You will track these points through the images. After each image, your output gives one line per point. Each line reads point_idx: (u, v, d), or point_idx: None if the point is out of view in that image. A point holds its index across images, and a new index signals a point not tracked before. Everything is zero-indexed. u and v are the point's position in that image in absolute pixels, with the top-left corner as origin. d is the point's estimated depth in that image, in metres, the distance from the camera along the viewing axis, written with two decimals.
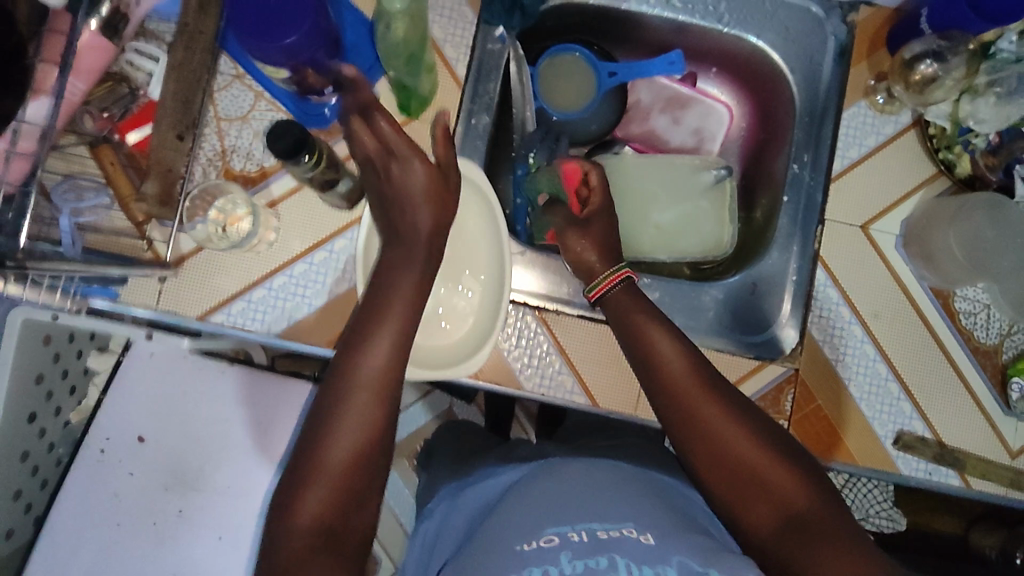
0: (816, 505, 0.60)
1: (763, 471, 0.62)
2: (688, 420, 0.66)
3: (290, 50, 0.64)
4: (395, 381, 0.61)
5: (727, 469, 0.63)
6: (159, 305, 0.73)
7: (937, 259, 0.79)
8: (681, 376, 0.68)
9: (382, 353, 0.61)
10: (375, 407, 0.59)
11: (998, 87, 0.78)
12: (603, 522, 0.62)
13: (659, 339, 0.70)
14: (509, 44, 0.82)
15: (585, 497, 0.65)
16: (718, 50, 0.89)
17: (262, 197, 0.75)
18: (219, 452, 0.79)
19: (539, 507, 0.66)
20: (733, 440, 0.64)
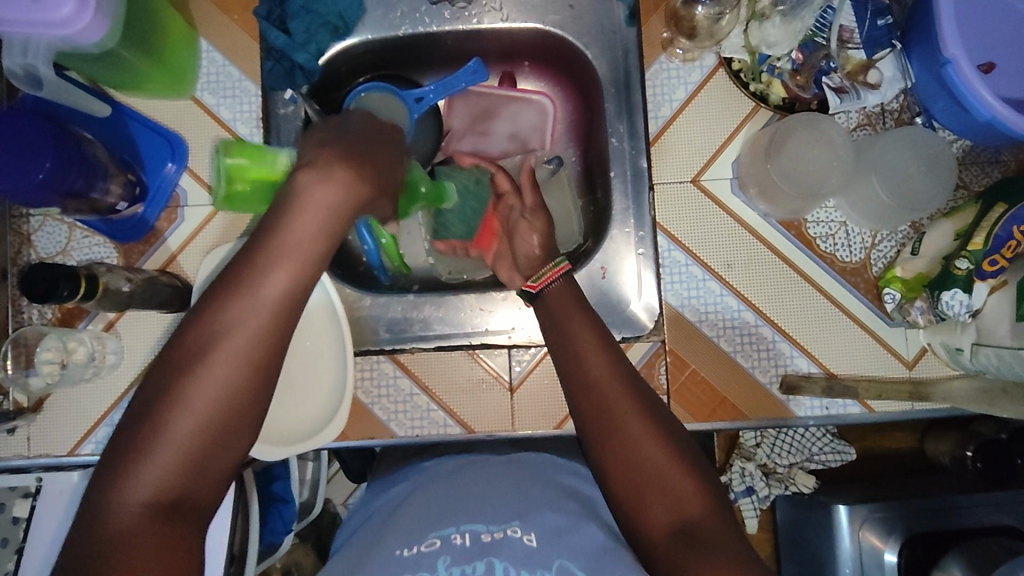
0: (709, 517, 0.57)
1: (667, 478, 0.59)
2: (603, 410, 0.63)
3: (48, 184, 0.64)
4: (249, 406, 0.52)
5: (629, 470, 0.60)
6: (32, 450, 0.77)
7: (772, 195, 0.76)
8: (606, 368, 0.65)
9: (228, 366, 0.51)
10: (222, 414, 0.51)
11: (781, 5, 0.73)
12: (488, 524, 0.59)
13: (583, 336, 0.66)
14: (301, 103, 0.82)
15: (473, 505, 0.63)
16: (519, 45, 0.88)
17: (97, 321, 0.77)
18: None
19: (426, 513, 0.63)
20: (643, 444, 0.61)
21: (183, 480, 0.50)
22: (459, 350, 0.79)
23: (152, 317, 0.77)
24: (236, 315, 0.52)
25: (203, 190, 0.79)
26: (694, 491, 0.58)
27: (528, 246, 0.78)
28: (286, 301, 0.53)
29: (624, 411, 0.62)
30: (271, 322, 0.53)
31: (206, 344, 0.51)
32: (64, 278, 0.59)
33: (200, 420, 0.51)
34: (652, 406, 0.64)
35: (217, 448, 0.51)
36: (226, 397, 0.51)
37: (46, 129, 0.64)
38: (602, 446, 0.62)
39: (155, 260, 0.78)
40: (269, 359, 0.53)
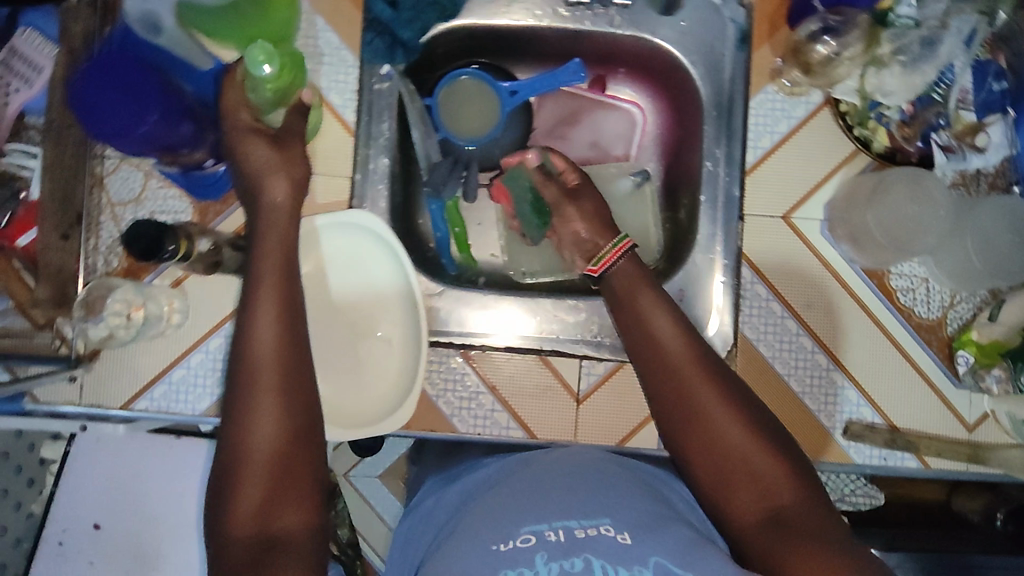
0: (800, 502, 0.58)
1: (755, 469, 0.60)
2: (682, 398, 0.63)
3: (148, 137, 0.62)
4: (295, 354, 0.59)
5: (716, 464, 0.61)
6: (83, 399, 0.75)
7: (863, 243, 0.76)
8: (679, 354, 0.65)
9: (270, 332, 0.59)
10: (282, 376, 0.58)
11: (902, 56, 0.73)
12: (580, 519, 0.56)
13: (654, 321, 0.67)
14: (397, 81, 0.80)
15: (559, 492, 0.60)
16: (621, 51, 0.86)
17: (165, 277, 0.75)
18: (175, 527, 0.85)
19: (513, 495, 0.61)
20: (728, 432, 0.61)
21: (286, 444, 0.56)
22: (529, 352, 0.79)
23: (224, 281, 0.75)
24: (262, 340, 0.58)
25: None
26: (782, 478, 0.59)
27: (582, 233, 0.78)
28: (290, 308, 0.60)
29: (706, 404, 0.62)
30: (289, 318, 0.60)
31: (248, 375, 0.58)
32: (170, 237, 0.56)
33: (267, 435, 0.56)
34: (730, 392, 0.63)
35: (298, 407, 0.58)
36: (278, 364, 0.58)
37: (151, 76, 0.61)
38: (688, 443, 0.63)
39: (231, 222, 0.76)
40: (297, 356, 0.59)
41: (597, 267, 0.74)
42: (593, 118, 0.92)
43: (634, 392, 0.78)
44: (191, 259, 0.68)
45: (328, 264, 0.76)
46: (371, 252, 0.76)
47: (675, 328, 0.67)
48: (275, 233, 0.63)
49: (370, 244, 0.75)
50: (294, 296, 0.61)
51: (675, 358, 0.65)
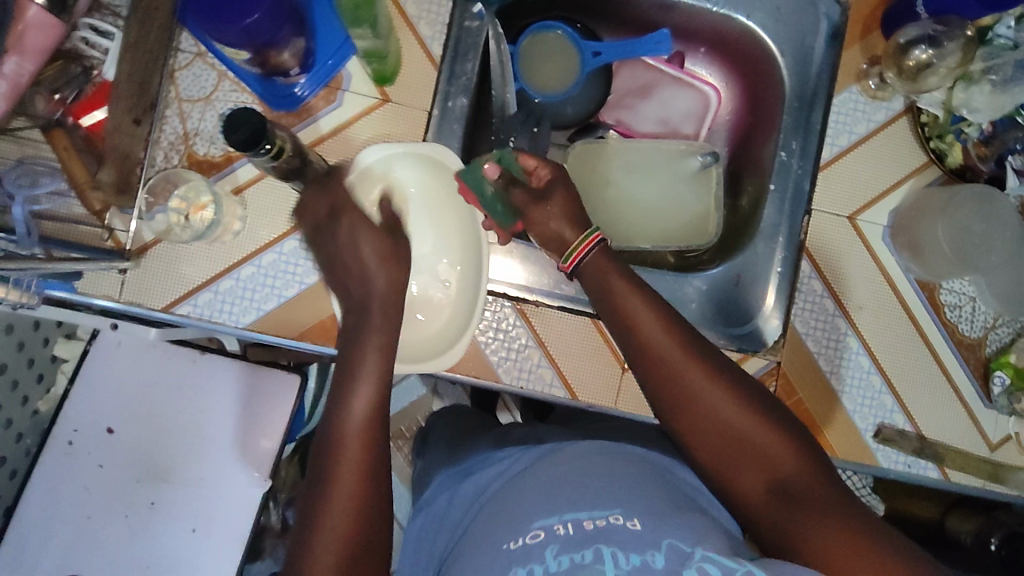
0: (800, 468, 0.57)
1: (749, 438, 0.59)
2: (671, 390, 0.62)
3: (251, 30, 0.59)
4: (380, 426, 0.59)
5: (710, 441, 0.60)
6: (123, 295, 0.71)
7: (924, 254, 0.77)
8: (659, 344, 0.63)
9: (360, 406, 0.58)
10: (365, 461, 0.56)
11: (994, 75, 0.75)
12: (590, 511, 0.56)
13: (633, 309, 0.64)
14: (487, 21, 0.78)
15: (569, 489, 0.59)
16: (707, 29, 0.85)
17: (227, 183, 0.72)
18: (190, 445, 0.81)
19: (533, 492, 0.61)
20: (719, 411, 0.60)
21: (363, 519, 0.55)
22: (583, 315, 0.77)
23: (287, 194, 0.73)
24: (353, 412, 0.58)
25: (371, 80, 0.75)
26: (776, 444, 0.58)
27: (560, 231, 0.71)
28: (383, 381, 0.60)
29: (689, 384, 0.61)
30: (382, 403, 0.59)
31: (334, 448, 0.57)
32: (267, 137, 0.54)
33: (348, 503, 0.55)
34: (715, 373, 0.62)
35: (378, 482, 0.57)
36: (360, 447, 0.57)
37: None
38: (681, 426, 0.62)
39: (303, 137, 0.74)
40: (383, 441, 0.58)
41: (567, 264, 0.69)
42: (662, 96, 0.91)
43: None
44: (274, 167, 0.64)
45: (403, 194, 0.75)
46: (440, 196, 0.76)
47: (648, 310, 0.64)
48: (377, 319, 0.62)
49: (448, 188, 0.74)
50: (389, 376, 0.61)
51: (654, 341, 0.63)
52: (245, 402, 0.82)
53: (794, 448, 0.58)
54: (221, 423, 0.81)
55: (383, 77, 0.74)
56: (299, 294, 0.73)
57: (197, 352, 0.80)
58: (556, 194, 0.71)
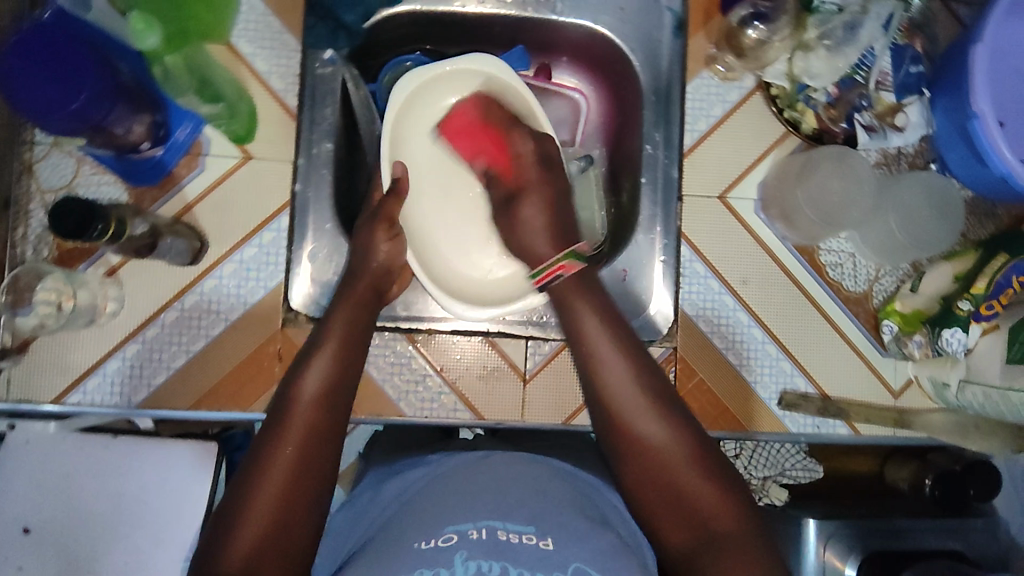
0: (734, 528, 0.56)
1: (689, 491, 0.57)
2: (626, 430, 0.61)
3: (81, 113, 0.60)
4: (338, 400, 0.60)
5: (653, 485, 0.59)
6: (11, 394, 0.73)
7: (793, 220, 0.79)
8: (620, 385, 0.62)
9: (317, 376, 0.61)
10: (305, 441, 0.57)
11: (828, 40, 0.76)
12: (505, 521, 0.54)
13: (597, 347, 0.64)
14: (340, 66, 0.79)
15: (489, 492, 0.58)
16: (562, 39, 0.86)
17: (99, 266, 0.73)
18: (107, 534, 0.72)
19: (450, 493, 0.59)
20: (672, 460, 0.59)
21: (288, 502, 0.54)
22: (477, 336, 0.79)
23: (162, 268, 0.74)
24: (309, 379, 0.60)
25: (230, 141, 0.76)
26: (717, 500, 0.57)
27: (533, 221, 0.74)
28: (341, 365, 0.62)
29: (642, 428, 0.60)
30: (340, 371, 0.62)
31: (282, 417, 0.58)
32: (98, 216, 0.56)
33: (286, 473, 0.55)
34: (672, 423, 0.61)
35: (324, 454, 0.57)
36: (305, 429, 0.58)
37: (83, 47, 0.59)
38: (624, 464, 0.60)
39: (170, 208, 0.75)
40: (333, 412, 0.59)
41: (536, 281, 0.71)
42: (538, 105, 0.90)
43: None
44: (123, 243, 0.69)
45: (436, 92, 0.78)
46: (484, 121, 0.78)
47: (612, 351, 0.64)
48: (347, 304, 0.68)
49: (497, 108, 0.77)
50: (351, 363, 0.64)
51: (610, 382, 0.62)
52: (161, 482, 0.73)
53: (734, 511, 0.56)
54: (138, 509, 0.73)
55: (239, 135, 0.76)
56: (186, 363, 0.74)
57: (110, 437, 0.73)
58: (536, 194, 0.74)
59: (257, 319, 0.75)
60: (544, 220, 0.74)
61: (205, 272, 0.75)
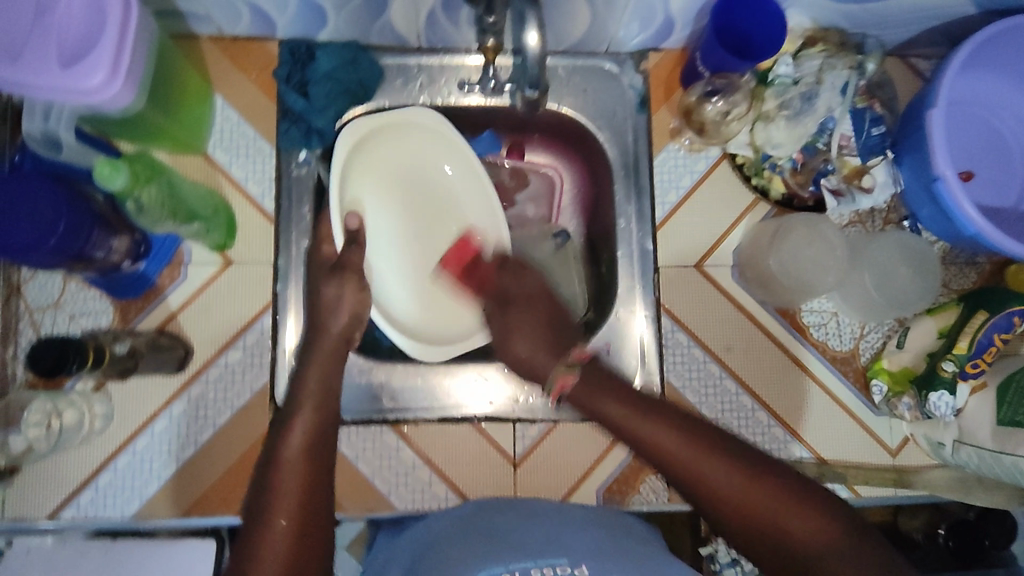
0: (835, 549, 0.51)
1: (787, 527, 0.53)
2: (703, 495, 0.56)
3: (58, 249, 0.62)
4: (321, 452, 0.60)
5: (757, 534, 0.54)
6: (6, 513, 0.73)
7: (770, 286, 0.80)
8: (676, 448, 0.57)
9: (300, 431, 0.60)
10: (304, 495, 0.57)
11: (787, 109, 0.78)
12: (534, 560, 0.55)
13: (637, 423, 0.60)
14: (315, 165, 0.81)
15: (507, 540, 0.59)
16: (531, 122, 0.87)
17: (87, 380, 0.75)
18: None
19: (484, 539, 0.61)
20: (755, 499, 0.54)
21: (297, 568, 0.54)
22: (464, 423, 0.79)
23: (147, 379, 0.76)
24: (292, 440, 0.59)
25: (209, 249, 0.78)
26: (815, 526, 0.52)
27: (529, 352, 0.70)
28: (322, 418, 0.62)
29: (715, 477, 0.56)
30: (322, 430, 0.61)
31: (271, 478, 0.57)
32: (75, 351, 0.58)
33: (290, 522, 0.55)
34: (747, 469, 0.56)
35: (319, 500, 0.57)
36: (301, 482, 0.57)
37: (54, 188, 0.62)
38: (716, 517, 0.56)
39: (154, 318, 0.76)
40: (324, 464, 0.59)
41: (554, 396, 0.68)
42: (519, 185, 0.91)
43: (569, 449, 0.79)
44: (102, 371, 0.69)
45: (388, 148, 0.80)
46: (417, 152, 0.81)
47: (655, 418, 0.60)
48: (320, 357, 0.67)
49: (466, 175, 0.82)
50: (328, 414, 0.63)
51: (648, 434, 0.59)
52: None
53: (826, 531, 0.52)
54: None
55: (219, 244, 0.77)
56: (176, 471, 0.75)
57: (109, 542, 0.72)
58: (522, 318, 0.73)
59: (244, 422, 0.76)
60: (529, 348, 0.71)
61: (192, 379, 0.76)
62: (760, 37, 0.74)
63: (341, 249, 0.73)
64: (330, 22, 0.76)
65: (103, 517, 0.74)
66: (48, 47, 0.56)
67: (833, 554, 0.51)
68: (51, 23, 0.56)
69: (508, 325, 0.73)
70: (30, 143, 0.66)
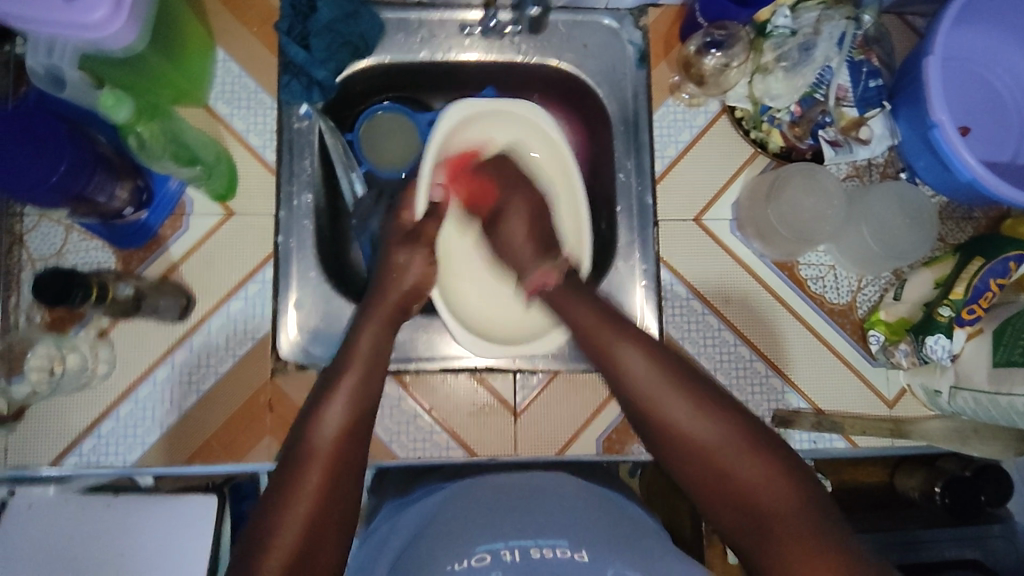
0: (791, 505, 0.53)
1: (733, 468, 0.56)
2: (660, 425, 0.60)
3: (61, 186, 0.62)
4: (355, 434, 0.60)
5: (702, 471, 0.57)
6: (8, 461, 0.74)
7: (770, 238, 0.80)
8: (643, 374, 0.62)
9: (339, 407, 0.61)
10: (334, 459, 0.57)
11: (784, 61, 0.79)
12: (536, 539, 0.55)
13: (604, 333, 0.65)
14: (316, 118, 0.81)
15: (516, 514, 0.59)
16: (532, 79, 0.88)
17: (90, 328, 0.75)
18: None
19: (472, 518, 0.60)
20: (705, 437, 0.57)
21: (314, 533, 0.54)
22: (464, 372, 0.80)
23: (150, 327, 0.76)
24: (329, 414, 0.60)
25: (211, 199, 0.78)
26: (767, 479, 0.54)
27: (516, 232, 0.78)
28: (365, 391, 0.63)
29: (664, 397, 0.60)
30: (359, 408, 0.62)
31: (306, 448, 0.58)
32: (78, 284, 0.58)
33: (319, 486, 0.56)
34: (712, 414, 0.58)
35: (341, 473, 0.57)
36: (330, 454, 0.58)
37: (57, 127, 0.62)
38: (668, 451, 0.60)
39: (156, 268, 0.77)
40: (357, 441, 0.60)
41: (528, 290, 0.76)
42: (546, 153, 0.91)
43: (569, 399, 0.80)
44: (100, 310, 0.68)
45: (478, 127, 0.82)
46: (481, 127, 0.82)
47: (631, 342, 0.64)
48: (379, 316, 0.69)
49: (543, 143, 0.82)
50: (370, 392, 0.63)
51: (606, 341, 0.65)
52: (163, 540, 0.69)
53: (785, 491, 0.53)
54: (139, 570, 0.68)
55: (220, 194, 0.78)
56: (178, 419, 0.75)
57: (111, 496, 0.71)
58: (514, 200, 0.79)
59: (245, 371, 0.76)
60: (524, 235, 0.78)
61: (193, 328, 0.76)
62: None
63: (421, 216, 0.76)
64: None
65: (105, 465, 0.74)
66: None
67: (784, 511, 0.53)
68: None
69: (506, 203, 0.79)
70: (34, 81, 0.66)
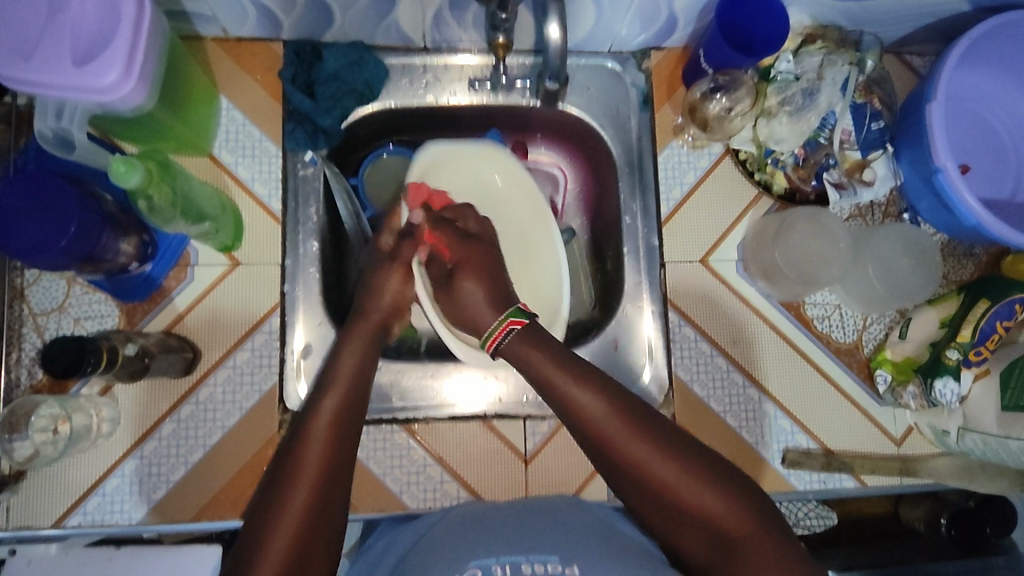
0: (754, 532, 0.53)
1: (698, 503, 0.54)
2: (622, 467, 0.57)
3: (70, 250, 0.61)
4: (345, 437, 0.59)
5: (665, 508, 0.56)
6: (9, 522, 0.72)
7: (776, 279, 0.81)
8: (599, 419, 0.57)
9: (328, 414, 0.60)
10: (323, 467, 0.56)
11: (788, 106, 0.79)
12: (528, 554, 0.55)
13: (552, 376, 0.60)
14: (321, 165, 0.81)
15: (511, 532, 0.59)
16: (540, 121, 0.88)
17: (94, 384, 0.74)
18: None
19: (471, 531, 0.61)
20: (664, 477, 0.55)
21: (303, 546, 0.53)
22: (473, 419, 0.79)
23: (155, 381, 0.75)
24: (318, 420, 0.59)
25: (216, 250, 0.77)
26: (728, 509, 0.54)
27: (475, 296, 0.69)
28: (352, 400, 0.62)
29: (622, 442, 0.57)
30: (348, 416, 0.61)
31: (295, 454, 0.57)
32: (90, 352, 0.58)
33: (304, 506, 0.54)
34: (671, 449, 0.56)
35: (333, 481, 0.56)
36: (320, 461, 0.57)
37: (67, 190, 0.61)
38: (632, 490, 0.57)
39: (160, 320, 0.76)
40: (347, 449, 0.59)
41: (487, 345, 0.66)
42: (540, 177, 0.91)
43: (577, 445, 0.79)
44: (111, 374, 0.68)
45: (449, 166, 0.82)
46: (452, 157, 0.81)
47: (586, 385, 0.59)
48: (357, 338, 0.68)
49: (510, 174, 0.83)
50: (357, 400, 0.62)
51: (609, 429, 0.57)
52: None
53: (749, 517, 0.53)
54: None
55: (226, 245, 0.77)
56: (184, 476, 0.74)
57: (112, 549, 0.70)
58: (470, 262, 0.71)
59: (252, 424, 0.75)
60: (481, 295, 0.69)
61: (200, 381, 0.75)
62: (762, 34, 0.75)
63: (385, 237, 0.75)
64: (337, 22, 0.76)
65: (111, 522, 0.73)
66: (62, 43, 0.56)
67: (744, 538, 0.53)
68: (63, 22, 0.56)
69: (465, 259, 0.71)
70: (44, 145, 0.69)
